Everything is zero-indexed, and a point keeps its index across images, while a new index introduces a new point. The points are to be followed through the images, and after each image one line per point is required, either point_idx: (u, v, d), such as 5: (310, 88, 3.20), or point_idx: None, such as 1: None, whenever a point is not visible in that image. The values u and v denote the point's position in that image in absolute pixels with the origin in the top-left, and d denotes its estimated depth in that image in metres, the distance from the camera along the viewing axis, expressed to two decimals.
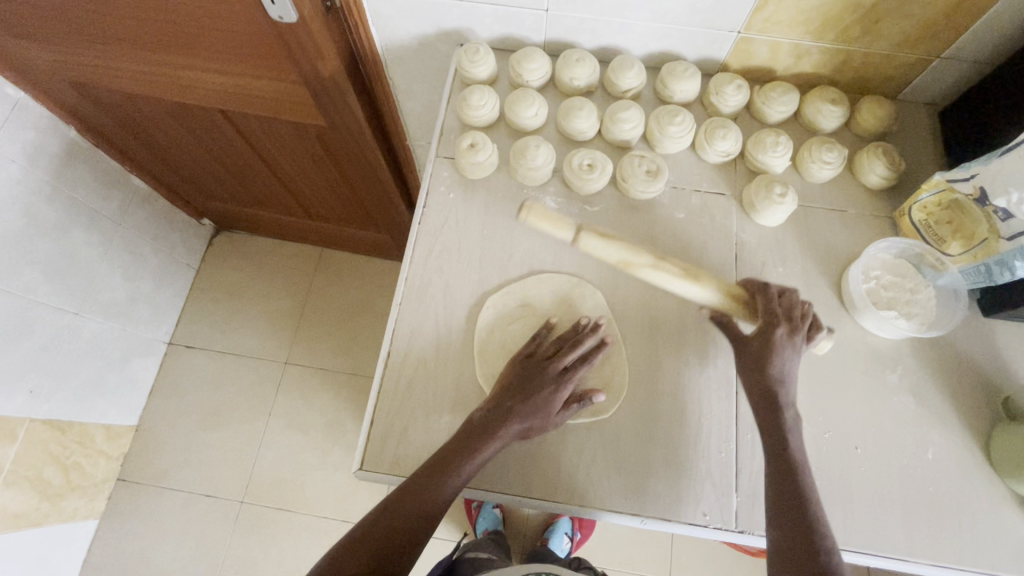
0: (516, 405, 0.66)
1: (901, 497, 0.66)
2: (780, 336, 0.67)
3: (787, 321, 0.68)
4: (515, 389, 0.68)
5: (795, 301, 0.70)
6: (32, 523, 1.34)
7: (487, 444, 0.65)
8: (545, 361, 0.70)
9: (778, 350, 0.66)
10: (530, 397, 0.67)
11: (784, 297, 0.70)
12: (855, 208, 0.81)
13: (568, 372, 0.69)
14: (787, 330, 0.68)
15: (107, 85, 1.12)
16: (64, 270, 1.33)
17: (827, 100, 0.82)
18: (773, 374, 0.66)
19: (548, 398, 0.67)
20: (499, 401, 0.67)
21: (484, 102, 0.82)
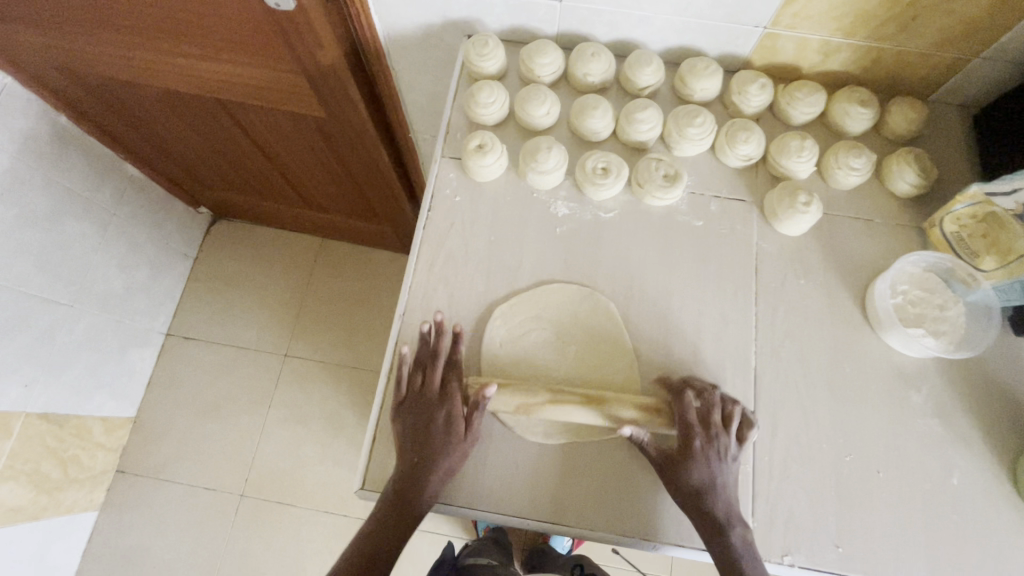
0: (424, 451, 0.64)
1: (924, 524, 0.64)
2: (700, 450, 0.61)
3: (706, 433, 0.62)
4: (414, 431, 0.65)
5: (713, 403, 0.64)
6: (31, 517, 1.33)
7: (420, 496, 0.62)
8: (426, 387, 0.67)
9: (695, 463, 0.61)
10: (432, 435, 0.64)
11: (704, 399, 0.64)
12: (882, 217, 0.76)
13: (451, 385, 0.67)
14: (704, 441, 0.62)
15: (96, 72, 1.07)
16: (57, 262, 1.29)
17: (856, 102, 0.77)
18: (692, 487, 0.61)
19: (449, 432, 0.65)
20: (406, 452, 0.64)
21: (493, 99, 0.78)
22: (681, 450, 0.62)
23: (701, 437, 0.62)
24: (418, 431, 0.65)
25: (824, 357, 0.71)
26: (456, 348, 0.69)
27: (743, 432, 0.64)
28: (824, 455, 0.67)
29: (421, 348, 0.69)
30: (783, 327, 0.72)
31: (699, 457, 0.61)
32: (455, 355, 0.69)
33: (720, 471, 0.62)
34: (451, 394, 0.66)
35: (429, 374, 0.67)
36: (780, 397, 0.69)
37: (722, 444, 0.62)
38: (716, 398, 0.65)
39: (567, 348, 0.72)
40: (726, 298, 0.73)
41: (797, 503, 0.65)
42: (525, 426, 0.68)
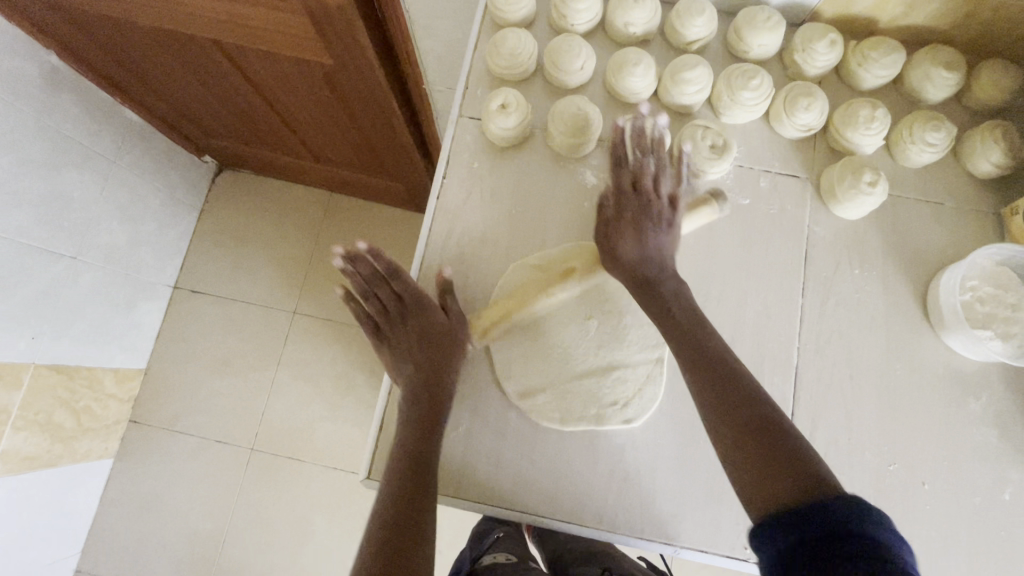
0: (412, 352, 0.62)
1: (968, 541, 0.59)
2: (647, 220, 0.60)
3: (642, 206, 0.60)
4: (397, 350, 0.63)
5: (645, 173, 0.61)
6: (48, 464, 1.30)
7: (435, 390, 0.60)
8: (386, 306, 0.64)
9: (628, 237, 0.59)
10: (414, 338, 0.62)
11: (637, 173, 0.61)
12: (955, 201, 0.68)
13: (405, 285, 0.64)
14: (649, 217, 0.60)
15: (88, 5, 0.98)
16: (58, 210, 1.22)
17: (940, 63, 0.66)
18: (655, 277, 0.58)
19: (424, 315, 0.63)
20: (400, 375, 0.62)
21: (519, 51, 0.68)
22: (612, 222, 0.61)
23: (629, 200, 0.60)
24: (399, 344, 0.63)
25: (875, 357, 0.64)
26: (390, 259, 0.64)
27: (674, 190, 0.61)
28: (866, 463, 0.62)
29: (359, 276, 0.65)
30: (831, 323, 0.65)
31: (641, 221, 0.60)
32: (389, 259, 0.64)
33: (662, 241, 0.59)
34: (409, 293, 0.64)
35: (383, 292, 0.64)
36: (823, 399, 0.63)
37: (664, 215, 0.60)
38: (659, 156, 0.61)
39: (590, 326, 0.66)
40: (772, 287, 0.66)
41: None
42: (542, 414, 0.63)
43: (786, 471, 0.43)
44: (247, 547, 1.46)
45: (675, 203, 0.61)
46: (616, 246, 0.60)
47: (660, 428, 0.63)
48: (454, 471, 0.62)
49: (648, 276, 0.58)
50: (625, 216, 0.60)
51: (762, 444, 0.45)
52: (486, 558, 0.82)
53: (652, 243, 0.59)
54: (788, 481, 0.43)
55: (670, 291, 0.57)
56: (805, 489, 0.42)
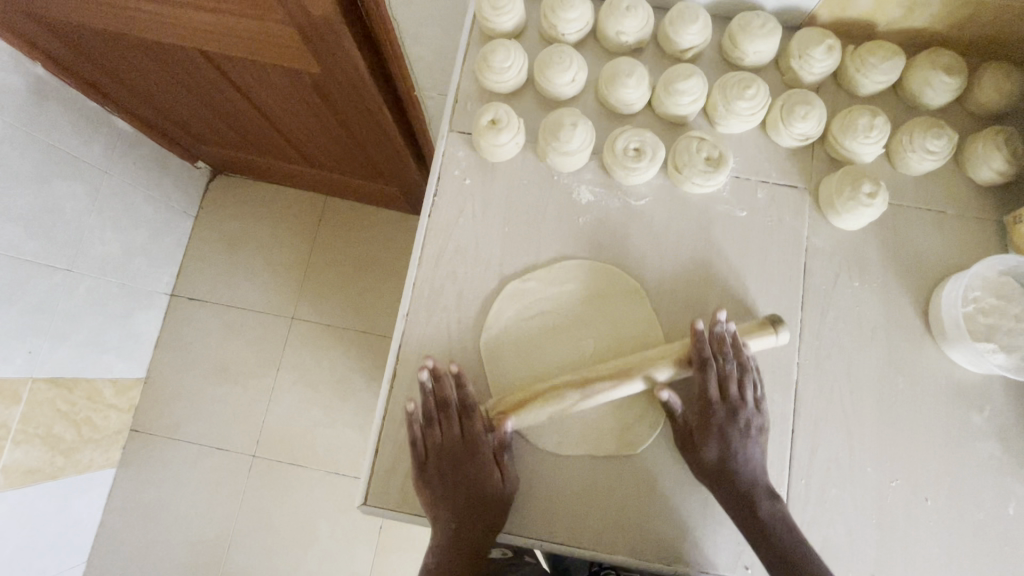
0: (468, 505, 0.60)
1: (970, 555, 0.59)
2: (732, 428, 0.59)
3: (726, 406, 0.59)
4: (450, 489, 0.60)
5: (730, 374, 0.59)
6: (50, 477, 1.31)
7: (476, 546, 0.60)
8: (447, 440, 0.61)
9: (710, 441, 0.58)
10: (472, 487, 0.60)
11: (732, 375, 0.60)
12: (956, 208, 0.66)
13: (473, 431, 0.61)
14: (736, 424, 0.59)
15: (70, 15, 0.96)
16: (50, 224, 1.21)
17: (940, 68, 0.64)
18: (739, 485, 0.57)
19: (488, 475, 0.60)
20: (448, 515, 0.60)
21: (509, 63, 0.67)
22: (699, 424, 0.60)
23: (718, 406, 0.59)
24: (450, 484, 0.60)
25: (875, 370, 0.63)
26: (466, 404, 0.62)
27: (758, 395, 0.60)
28: (867, 479, 0.61)
29: (426, 400, 0.62)
30: (831, 336, 0.64)
31: (728, 428, 0.59)
32: (468, 400, 0.62)
33: (748, 446, 0.59)
34: (475, 438, 0.61)
35: (448, 428, 0.61)
36: (823, 414, 0.62)
37: (751, 419, 0.60)
38: (743, 362, 0.60)
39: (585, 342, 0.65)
40: (771, 300, 0.65)
41: (835, 531, 0.60)
42: (537, 436, 0.62)
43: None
44: (251, 553, 1.46)
45: (759, 406, 0.60)
46: (699, 443, 0.59)
47: (658, 446, 0.63)
48: None
49: (738, 486, 0.57)
50: (709, 424, 0.59)
51: None
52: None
53: (738, 453, 0.58)
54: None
55: (766, 512, 0.56)
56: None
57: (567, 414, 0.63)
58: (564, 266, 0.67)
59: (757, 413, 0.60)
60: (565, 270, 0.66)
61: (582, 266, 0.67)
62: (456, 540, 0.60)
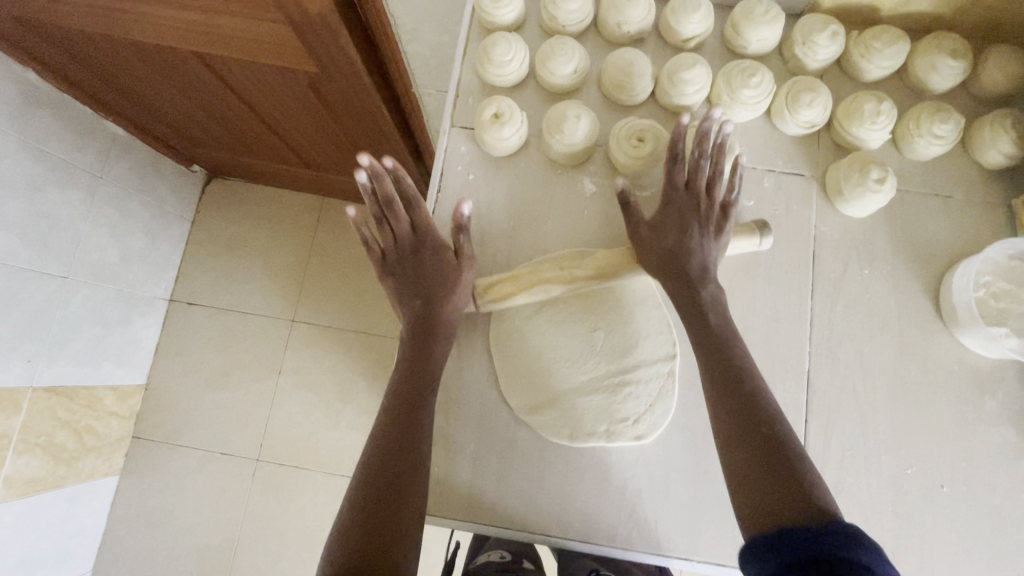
0: (426, 289, 0.61)
1: (988, 540, 0.58)
2: (696, 238, 0.59)
3: (688, 197, 0.60)
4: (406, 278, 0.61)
5: (699, 169, 0.60)
6: (52, 486, 1.29)
7: (438, 333, 0.60)
8: (399, 236, 0.62)
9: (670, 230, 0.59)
10: (426, 272, 0.61)
11: (693, 185, 0.60)
12: (964, 193, 0.66)
13: (422, 220, 0.62)
14: (699, 224, 0.59)
15: (59, 18, 0.95)
16: (45, 230, 1.19)
17: (946, 52, 0.64)
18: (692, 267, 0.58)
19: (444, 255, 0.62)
20: (410, 298, 0.61)
21: (510, 56, 0.66)
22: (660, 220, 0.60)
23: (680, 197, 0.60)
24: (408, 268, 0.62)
25: (887, 358, 0.63)
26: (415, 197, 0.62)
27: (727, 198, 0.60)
28: (882, 468, 0.60)
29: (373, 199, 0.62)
30: (842, 324, 0.64)
31: (690, 223, 0.59)
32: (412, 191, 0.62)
33: (711, 246, 0.59)
34: (427, 227, 0.63)
35: (397, 222, 0.62)
36: (836, 403, 0.62)
37: (713, 220, 0.60)
38: (708, 155, 0.60)
39: (595, 336, 0.64)
40: (780, 290, 0.65)
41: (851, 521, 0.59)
42: (547, 432, 0.61)
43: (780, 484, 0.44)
44: (257, 558, 1.45)
45: (726, 209, 0.60)
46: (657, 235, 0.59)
47: (671, 440, 0.62)
48: (462, 496, 0.61)
49: (688, 264, 0.57)
50: (672, 218, 0.59)
51: (758, 432, 0.48)
52: (484, 558, 0.85)
53: (697, 245, 0.58)
54: (778, 481, 0.45)
55: (709, 295, 0.57)
56: (796, 501, 0.43)
57: (579, 408, 0.62)
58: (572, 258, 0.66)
59: (719, 222, 0.60)
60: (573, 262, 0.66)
61: (590, 257, 0.66)
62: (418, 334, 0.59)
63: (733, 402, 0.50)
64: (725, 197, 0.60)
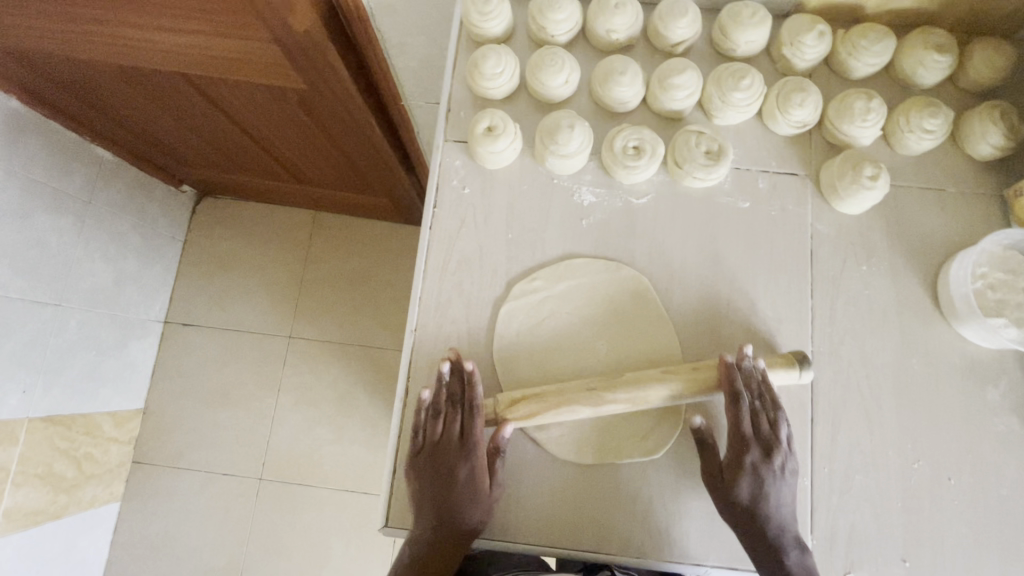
0: (450, 513, 0.57)
1: (997, 530, 0.59)
2: (749, 464, 0.56)
3: (757, 443, 0.57)
4: (432, 485, 0.58)
5: (762, 411, 0.57)
6: (52, 517, 1.28)
7: (451, 553, 0.57)
8: (445, 438, 0.59)
9: (742, 475, 0.56)
10: (452, 490, 0.57)
11: (755, 405, 0.58)
12: (956, 185, 0.66)
13: (469, 431, 0.59)
14: (757, 454, 0.57)
15: (43, 44, 0.94)
16: (36, 259, 1.18)
17: (932, 48, 0.65)
18: (749, 497, 0.55)
19: (475, 489, 0.58)
20: (431, 514, 0.57)
21: (500, 69, 0.66)
22: (733, 460, 0.57)
23: (747, 431, 0.57)
24: (438, 476, 0.58)
25: (889, 353, 0.63)
26: (473, 411, 0.59)
27: (787, 433, 0.58)
28: (890, 463, 0.61)
29: (441, 392, 0.60)
30: (843, 320, 0.64)
31: (755, 463, 0.56)
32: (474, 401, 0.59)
33: (774, 485, 0.56)
34: (471, 450, 0.58)
35: (449, 424, 0.59)
36: (841, 400, 0.62)
37: (774, 452, 0.57)
38: (770, 397, 0.58)
39: (597, 343, 0.64)
40: (779, 289, 0.65)
41: (861, 517, 0.59)
42: (558, 447, 0.61)
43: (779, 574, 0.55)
44: None
45: (788, 447, 0.58)
46: (732, 478, 0.56)
47: (678, 445, 0.62)
48: None
49: (756, 513, 0.55)
50: (734, 447, 0.57)
51: None
52: None
53: (766, 481, 0.56)
54: None
55: (774, 516, 0.55)
56: None
57: (585, 418, 0.63)
58: (571, 265, 0.66)
59: (783, 454, 0.57)
60: (571, 269, 0.66)
61: (588, 263, 0.66)
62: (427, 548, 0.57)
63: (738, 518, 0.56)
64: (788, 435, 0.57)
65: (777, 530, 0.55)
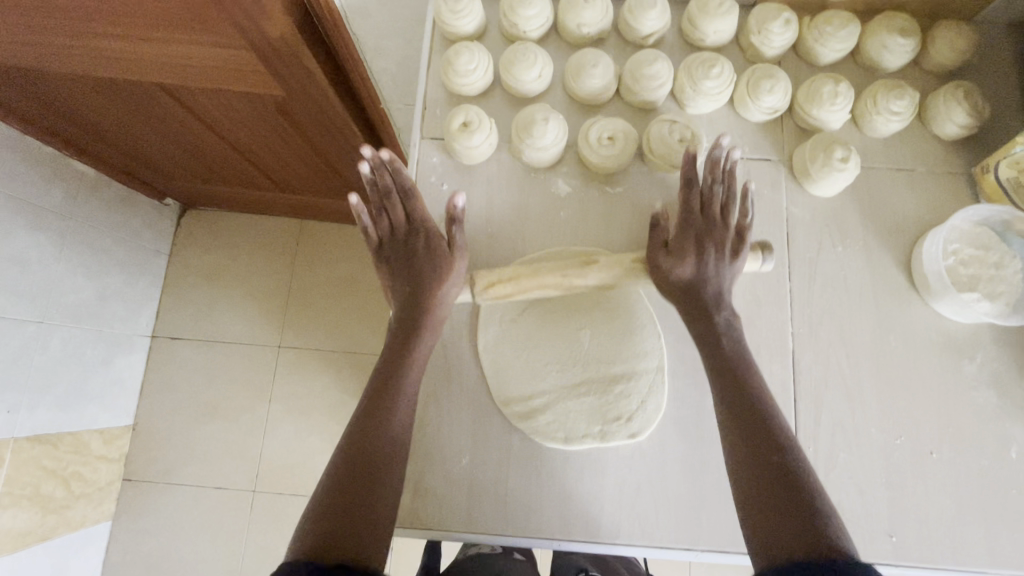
0: (413, 284, 0.61)
1: (980, 501, 0.60)
2: (705, 248, 0.59)
3: (702, 216, 0.60)
4: (393, 273, 0.62)
5: (705, 190, 0.61)
6: (41, 538, 1.26)
7: (420, 330, 0.60)
8: (395, 228, 0.64)
9: (689, 250, 0.59)
10: (412, 271, 0.61)
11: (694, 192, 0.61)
12: (926, 165, 0.68)
13: (414, 209, 0.63)
14: (705, 233, 0.60)
15: (17, 59, 0.93)
16: (16, 277, 1.17)
17: (895, 31, 0.66)
18: (694, 277, 0.59)
19: (434, 254, 0.62)
20: (396, 301, 0.61)
21: (473, 65, 0.66)
22: (679, 237, 0.60)
23: (692, 209, 0.60)
24: (399, 266, 0.62)
25: (867, 331, 0.64)
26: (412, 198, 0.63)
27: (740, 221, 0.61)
28: (872, 439, 0.61)
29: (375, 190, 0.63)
30: (822, 302, 0.65)
31: (702, 241, 0.59)
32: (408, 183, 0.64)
33: (718, 266, 0.59)
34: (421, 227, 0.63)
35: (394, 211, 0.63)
36: (822, 380, 0.63)
37: (728, 242, 0.60)
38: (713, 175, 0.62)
39: (580, 333, 0.65)
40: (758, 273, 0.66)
41: (847, 495, 0.60)
42: (542, 435, 0.61)
43: (795, 517, 0.44)
44: None
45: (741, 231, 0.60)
46: (677, 253, 0.59)
47: (664, 431, 0.62)
48: (462, 508, 0.60)
49: (704, 291, 0.58)
50: (689, 237, 0.59)
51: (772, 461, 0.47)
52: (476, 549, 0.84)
53: (709, 264, 0.59)
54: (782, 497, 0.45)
55: (724, 322, 0.57)
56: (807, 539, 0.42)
57: (572, 408, 0.63)
58: (551, 258, 0.66)
59: (723, 224, 0.61)
60: (552, 262, 0.66)
61: (568, 255, 0.66)
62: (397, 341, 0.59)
63: (746, 426, 0.50)
64: (738, 221, 0.60)
65: (738, 348, 0.56)
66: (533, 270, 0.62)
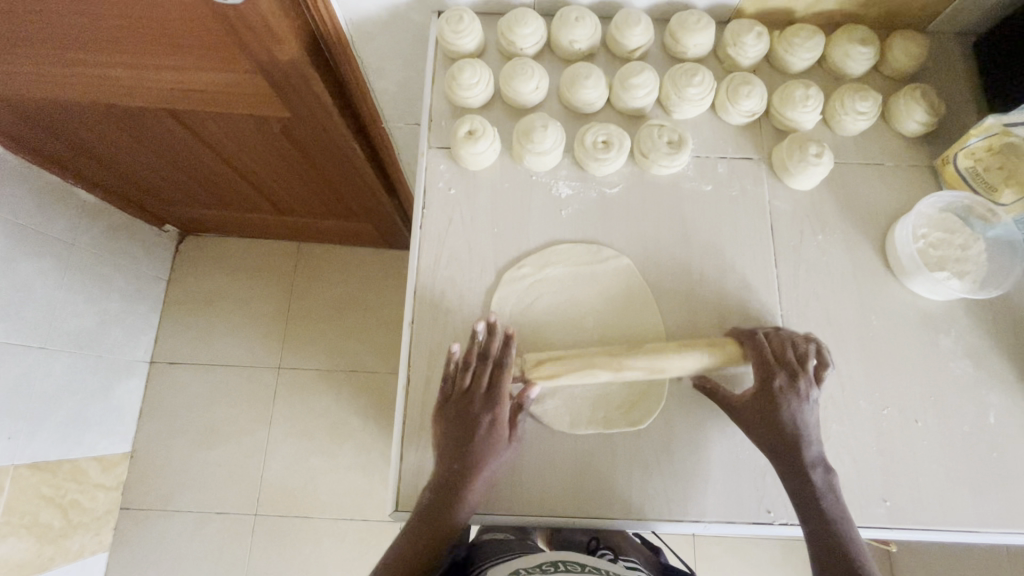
0: (467, 462, 0.59)
1: (965, 466, 0.64)
2: (780, 390, 0.59)
3: (785, 368, 0.60)
4: (456, 436, 0.60)
5: (783, 340, 0.62)
6: (38, 569, 1.24)
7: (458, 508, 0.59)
8: (472, 390, 0.62)
9: (776, 404, 0.59)
10: (472, 447, 0.60)
11: (773, 337, 0.62)
12: (893, 159, 0.74)
13: (495, 383, 0.62)
14: (784, 380, 0.60)
15: (25, 90, 0.95)
16: (18, 304, 1.17)
17: (856, 41, 0.73)
18: (784, 428, 0.59)
19: (495, 437, 0.61)
20: (448, 466, 0.60)
21: (476, 80, 0.72)
22: (760, 394, 0.60)
23: (767, 362, 0.60)
24: (461, 430, 0.60)
25: (850, 311, 0.69)
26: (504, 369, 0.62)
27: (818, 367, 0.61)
28: (862, 412, 0.66)
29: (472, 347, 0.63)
30: (807, 286, 0.70)
31: (779, 398, 0.59)
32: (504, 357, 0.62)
33: (798, 408, 0.59)
34: (498, 400, 0.61)
35: (478, 377, 0.62)
36: None
37: (803, 382, 0.60)
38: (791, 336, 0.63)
39: (585, 321, 0.69)
40: (746, 261, 0.71)
41: (841, 465, 0.64)
42: (552, 419, 0.65)
43: None
44: None
45: (818, 376, 0.61)
46: (751, 408, 0.60)
47: (669, 412, 0.66)
48: (480, 490, 0.63)
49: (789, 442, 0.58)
50: (762, 386, 0.60)
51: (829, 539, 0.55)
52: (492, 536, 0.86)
53: (790, 415, 0.59)
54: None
55: (819, 479, 0.57)
56: None
57: (581, 394, 0.66)
58: (554, 252, 0.71)
59: (809, 381, 0.60)
60: (555, 256, 0.71)
61: (569, 250, 0.71)
62: (435, 506, 0.59)
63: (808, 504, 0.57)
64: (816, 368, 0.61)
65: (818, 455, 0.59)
66: (580, 360, 0.62)
